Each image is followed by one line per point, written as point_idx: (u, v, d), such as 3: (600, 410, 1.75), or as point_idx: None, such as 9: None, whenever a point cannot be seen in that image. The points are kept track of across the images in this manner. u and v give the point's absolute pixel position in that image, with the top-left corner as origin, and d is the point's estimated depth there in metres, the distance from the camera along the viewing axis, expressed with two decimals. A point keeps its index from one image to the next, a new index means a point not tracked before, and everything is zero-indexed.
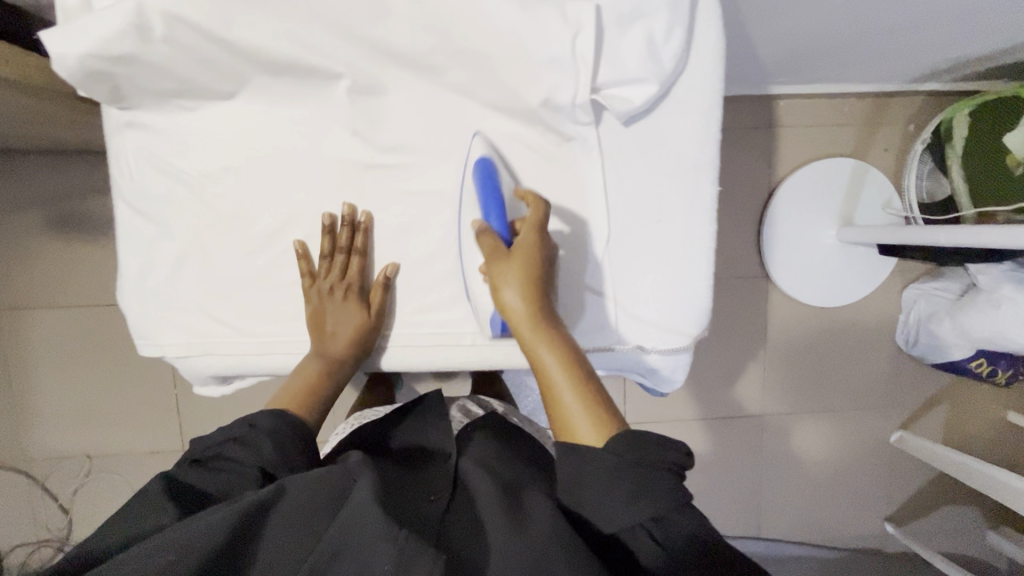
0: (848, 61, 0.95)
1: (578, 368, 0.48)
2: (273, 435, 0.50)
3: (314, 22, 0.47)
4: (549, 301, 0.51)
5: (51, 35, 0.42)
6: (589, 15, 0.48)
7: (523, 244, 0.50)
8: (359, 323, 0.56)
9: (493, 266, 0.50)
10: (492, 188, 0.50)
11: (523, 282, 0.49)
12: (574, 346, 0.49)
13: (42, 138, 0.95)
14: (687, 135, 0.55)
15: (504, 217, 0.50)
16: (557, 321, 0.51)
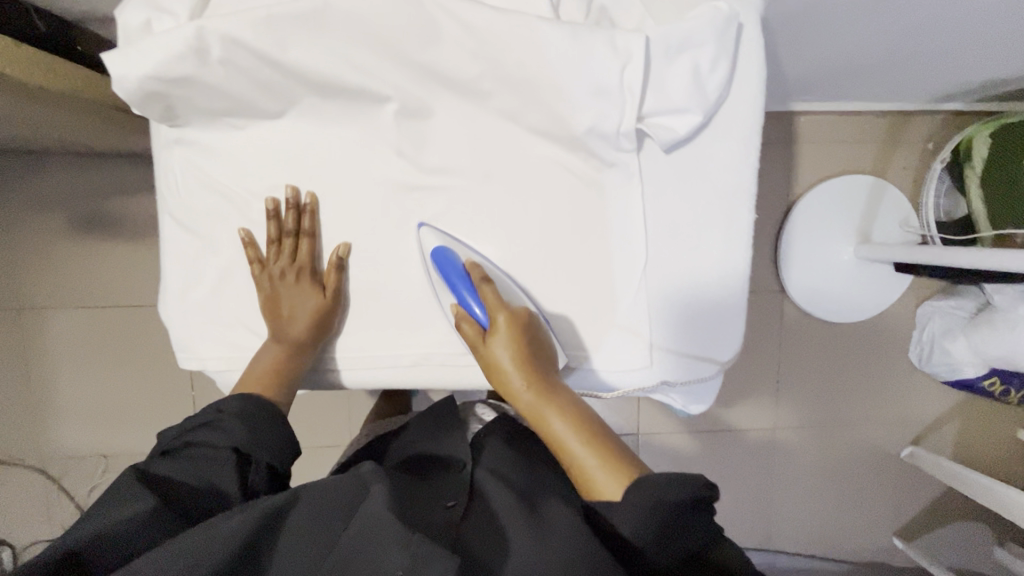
0: (871, 82, 0.96)
1: (584, 424, 0.48)
2: (243, 416, 0.50)
3: (365, 46, 0.48)
4: (543, 366, 0.52)
5: (113, 58, 0.44)
6: (639, 46, 0.49)
7: (499, 322, 0.51)
8: (315, 305, 0.55)
9: (483, 355, 0.52)
10: (462, 276, 0.53)
11: (508, 361, 0.51)
12: (577, 405, 0.50)
13: (70, 140, 0.95)
14: (727, 163, 0.56)
15: (480, 298, 0.52)
16: (556, 385, 0.52)
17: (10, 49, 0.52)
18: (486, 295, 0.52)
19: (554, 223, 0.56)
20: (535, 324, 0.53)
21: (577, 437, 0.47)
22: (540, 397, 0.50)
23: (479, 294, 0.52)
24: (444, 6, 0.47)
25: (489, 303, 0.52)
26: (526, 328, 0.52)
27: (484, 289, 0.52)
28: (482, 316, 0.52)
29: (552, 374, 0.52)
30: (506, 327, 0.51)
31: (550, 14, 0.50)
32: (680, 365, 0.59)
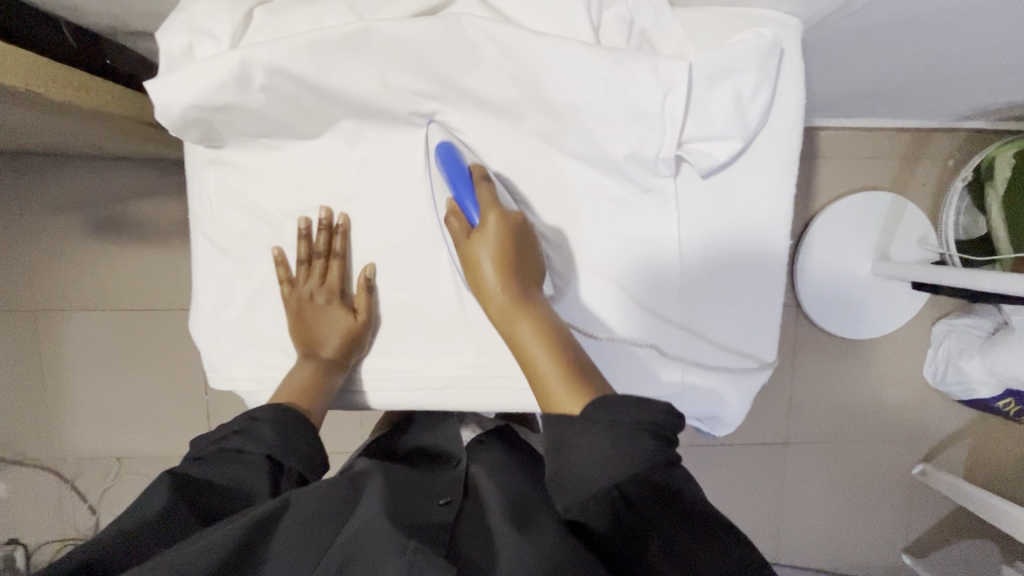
0: (896, 102, 0.95)
1: (553, 340, 0.45)
2: (273, 425, 0.50)
3: (406, 71, 0.48)
4: (528, 275, 0.49)
5: (159, 86, 0.45)
6: (682, 72, 0.48)
7: (488, 223, 0.48)
8: (347, 327, 0.55)
9: (466, 251, 0.49)
10: (459, 174, 0.49)
11: (493, 261, 0.48)
12: (553, 320, 0.47)
13: (91, 145, 0.95)
14: (764, 189, 0.55)
15: (474, 198, 0.49)
16: (537, 296, 0.49)
17: (47, 66, 0.52)
18: (482, 194, 0.49)
19: (591, 247, 0.55)
20: (527, 232, 0.50)
21: (543, 350, 0.45)
22: (515, 304, 0.47)
23: (472, 191, 0.49)
24: (484, 28, 0.46)
25: (483, 202, 0.49)
26: (517, 234, 0.49)
27: (481, 187, 0.49)
28: (473, 215, 0.49)
29: (535, 286, 0.49)
30: (494, 228, 0.48)
31: (591, 38, 0.49)
32: (709, 387, 0.59)
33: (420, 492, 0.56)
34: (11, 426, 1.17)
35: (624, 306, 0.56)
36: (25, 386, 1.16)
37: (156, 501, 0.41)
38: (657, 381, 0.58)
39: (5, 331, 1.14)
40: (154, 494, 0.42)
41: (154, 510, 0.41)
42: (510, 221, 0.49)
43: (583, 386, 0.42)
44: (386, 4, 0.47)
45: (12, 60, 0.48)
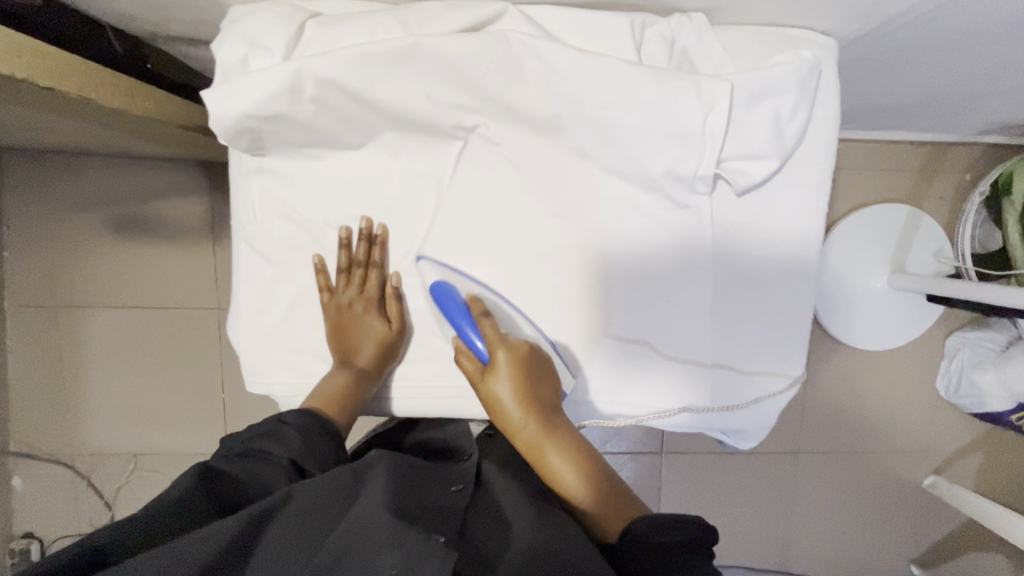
0: (919, 117, 0.96)
1: (582, 460, 0.51)
2: (301, 430, 0.51)
3: (451, 85, 0.48)
4: (545, 399, 0.52)
5: (213, 96, 0.46)
6: (724, 92, 0.49)
7: (499, 360, 0.51)
8: (381, 337, 0.57)
9: (483, 389, 0.53)
10: (461, 315, 0.52)
11: (511, 398, 0.51)
12: (573, 437, 0.52)
13: (118, 145, 0.96)
14: (796, 209, 0.56)
15: (479, 331, 0.52)
16: (555, 415, 0.53)
17: (96, 72, 0.53)
18: (486, 329, 0.52)
19: (626, 261, 0.55)
20: (534, 354, 0.53)
21: (578, 476, 0.50)
22: (540, 434, 0.51)
23: (477, 329, 0.52)
24: (530, 45, 0.47)
25: (490, 338, 0.52)
26: (526, 360, 0.52)
27: (483, 323, 0.52)
28: (482, 352, 0.52)
29: (553, 403, 0.53)
30: (507, 365, 0.51)
31: (634, 57, 0.50)
32: (737, 401, 0.59)
33: (431, 483, 0.53)
34: (31, 421, 1.18)
35: (657, 321, 0.57)
36: (45, 381, 1.17)
37: (175, 488, 0.43)
38: (661, 423, 0.59)
39: (26, 325, 1.15)
40: (175, 485, 0.43)
41: (171, 496, 0.42)
42: (518, 353, 0.52)
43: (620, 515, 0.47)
44: (435, 20, 0.48)
45: (65, 66, 0.49)
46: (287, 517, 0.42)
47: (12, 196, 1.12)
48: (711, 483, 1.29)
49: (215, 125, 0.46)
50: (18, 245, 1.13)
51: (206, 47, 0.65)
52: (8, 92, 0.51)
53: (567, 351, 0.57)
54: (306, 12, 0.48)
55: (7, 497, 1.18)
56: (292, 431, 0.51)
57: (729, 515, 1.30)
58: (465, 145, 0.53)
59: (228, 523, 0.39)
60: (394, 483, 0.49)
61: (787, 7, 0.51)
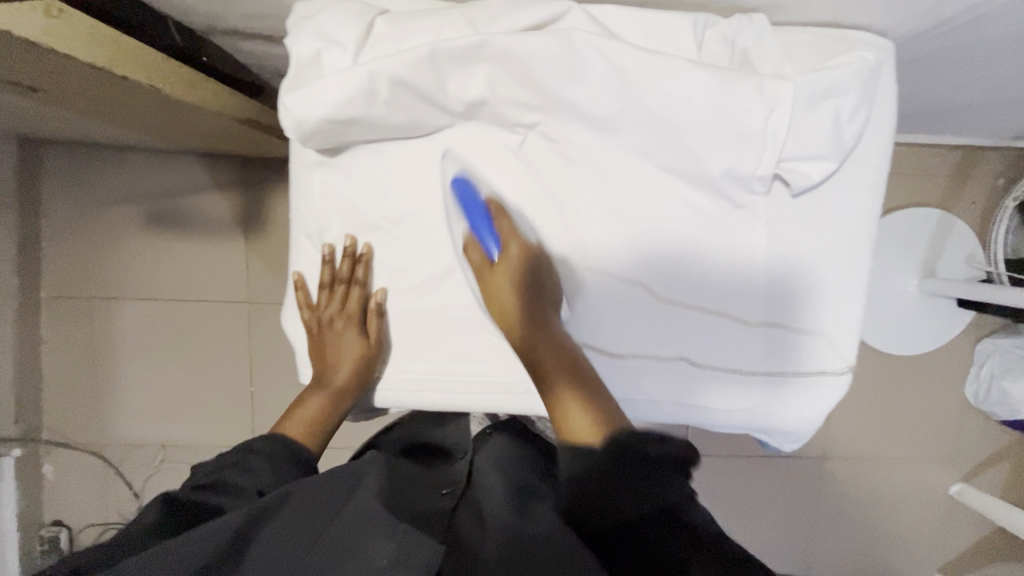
0: (957, 121, 0.96)
1: (569, 364, 0.50)
2: (270, 462, 0.54)
3: (514, 82, 0.49)
4: (546, 309, 0.54)
5: (292, 100, 0.47)
6: (788, 94, 0.49)
7: (510, 252, 0.53)
8: (360, 355, 0.58)
9: (487, 277, 0.54)
10: (478, 206, 0.54)
11: (514, 286, 0.53)
12: (571, 351, 0.52)
13: (158, 142, 0.97)
14: (850, 209, 0.56)
15: (495, 233, 0.54)
16: (556, 327, 0.53)
17: (164, 65, 0.54)
18: (502, 227, 0.54)
19: (681, 259, 0.56)
20: (544, 267, 0.55)
21: (561, 375, 0.49)
22: (534, 328, 0.52)
23: (492, 223, 0.54)
24: (595, 44, 0.47)
25: (504, 234, 0.54)
26: (535, 263, 0.54)
27: (500, 220, 0.54)
28: (493, 244, 0.54)
29: (553, 311, 0.54)
30: (516, 256, 0.53)
31: (696, 58, 0.50)
32: (786, 403, 0.59)
33: (423, 487, 0.58)
34: (63, 410, 1.19)
35: (709, 320, 0.57)
36: (79, 371, 1.19)
37: (149, 517, 0.44)
38: (713, 419, 0.59)
39: (60, 315, 1.17)
40: (148, 512, 0.45)
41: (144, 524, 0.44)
42: (528, 256, 0.54)
43: (602, 418, 0.45)
44: (500, 18, 0.48)
45: (138, 58, 0.50)
46: (276, 520, 0.44)
47: (51, 189, 1.14)
48: (735, 487, 1.29)
49: (288, 121, 0.48)
50: (56, 236, 1.15)
51: (259, 43, 0.66)
52: (81, 84, 0.53)
53: (614, 354, 0.57)
54: (375, 9, 0.49)
55: (37, 485, 1.19)
56: (266, 460, 0.54)
57: (754, 520, 1.29)
58: (523, 142, 0.54)
59: (225, 519, 0.42)
60: (385, 479, 0.54)
61: (847, 7, 0.51)
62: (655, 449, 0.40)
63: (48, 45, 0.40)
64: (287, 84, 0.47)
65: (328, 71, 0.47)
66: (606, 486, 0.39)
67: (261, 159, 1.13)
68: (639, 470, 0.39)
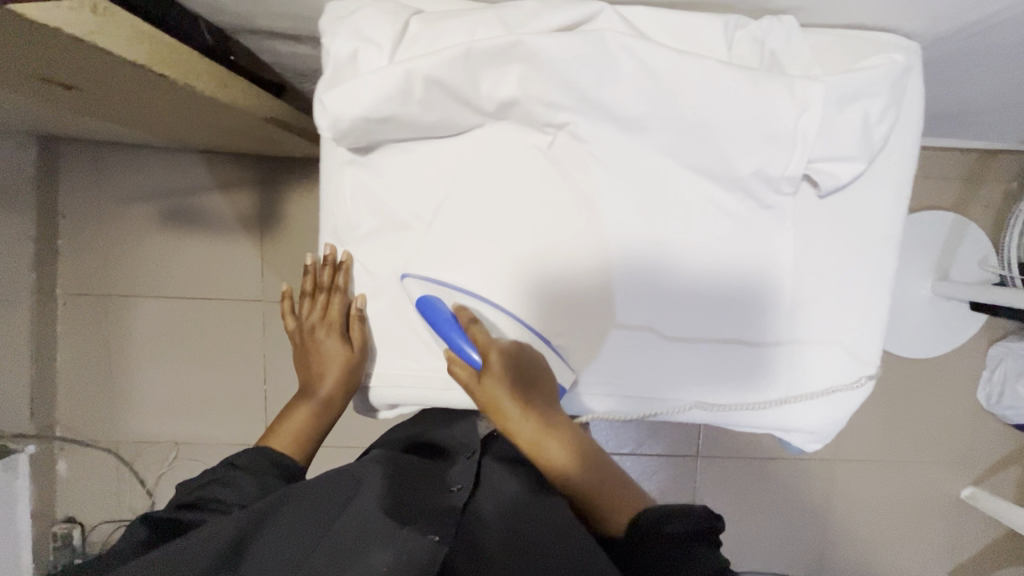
0: (973, 125, 0.96)
1: (581, 454, 0.53)
2: (253, 477, 0.56)
3: (547, 81, 0.49)
4: (540, 403, 0.53)
5: (330, 98, 0.47)
6: (819, 95, 0.49)
7: (493, 366, 0.51)
8: (342, 363, 0.59)
9: (478, 397, 0.53)
10: (450, 325, 0.52)
11: (508, 401, 0.52)
12: (576, 437, 0.54)
13: (177, 141, 0.98)
14: (878, 211, 0.56)
15: (471, 342, 0.52)
16: (554, 414, 0.54)
17: (198, 64, 0.55)
18: (476, 337, 0.52)
19: (710, 259, 0.56)
20: (527, 357, 0.53)
21: (577, 468, 0.53)
22: (537, 433, 0.53)
23: (467, 335, 0.52)
24: (627, 45, 0.48)
25: (482, 345, 0.52)
26: (519, 365, 0.52)
27: (474, 331, 0.52)
28: (475, 360, 0.52)
29: (548, 402, 0.54)
30: (500, 373, 0.51)
31: (726, 59, 0.51)
32: (810, 403, 0.59)
33: (430, 486, 0.56)
34: (78, 407, 1.20)
35: (737, 321, 0.57)
36: (94, 368, 1.19)
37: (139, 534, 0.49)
38: (739, 419, 0.59)
39: (76, 313, 1.18)
40: (137, 529, 0.49)
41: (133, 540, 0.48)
42: (510, 357, 0.52)
43: (624, 505, 0.50)
44: (534, 19, 0.49)
45: (174, 56, 0.50)
46: (266, 532, 0.46)
47: (69, 187, 1.15)
48: (746, 489, 1.29)
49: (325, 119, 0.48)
50: (73, 235, 1.16)
51: (286, 43, 0.67)
52: (117, 82, 0.53)
53: (636, 389, 0.58)
54: (410, 9, 0.50)
55: (52, 482, 1.20)
56: (254, 474, 0.57)
57: (765, 522, 1.29)
58: (553, 142, 0.54)
59: (213, 533, 0.45)
60: (383, 483, 0.53)
61: (876, 9, 0.51)
62: (670, 527, 0.45)
63: (93, 43, 0.41)
64: (325, 83, 0.48)
65: (365, 69, 0.48)
66: (638, 560, 0.45)
67: (277, 158, 1.13)
68: (659, 545, 0.44)
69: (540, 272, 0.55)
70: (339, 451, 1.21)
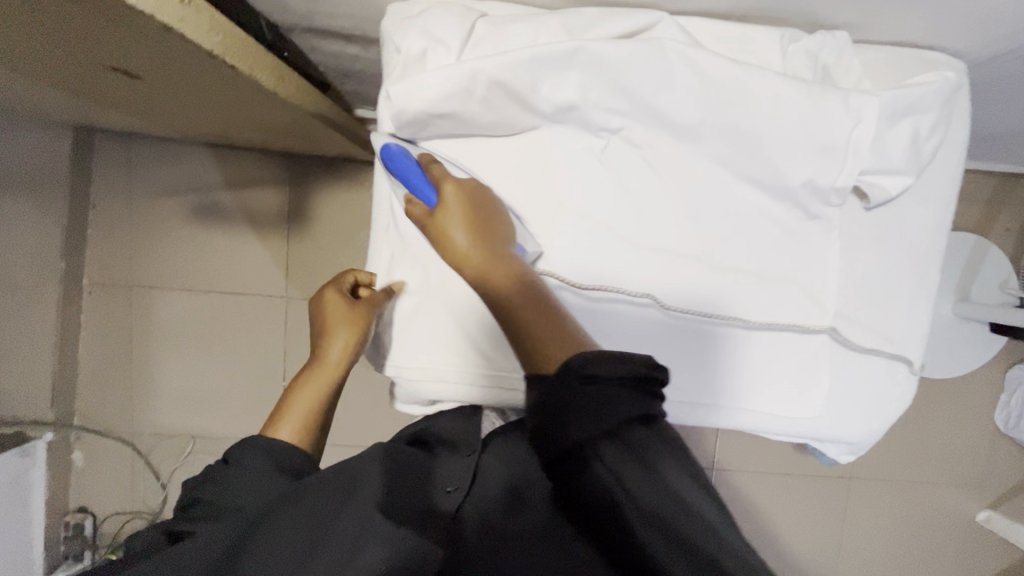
0: (999, 150, 0.97)
1: (531, 294, 0.46)
2: (249, 471, 0.49)
3: (606, 86, 0.50)
4: (496, 237, 0.49)
5: (397, 90, 0.49)
6: (872, 109, 0.50)
7: (445, 196, 0.49)
8: (357, 327, 0.58)
9: (430, 234, 0.49)
10: (410, 165, 0.50)
11: (459, 229, 0.48)
12: (532, 281, 0.47)
13: (213, 136, 0.99)
14: (921, 227, 0.58)
15: (429, 181, 0.50)
16: (511, 254, 0.48)
17: (262, 58, 0.56)
18: (434, 173, 0.50)
19: (756, 266, 0.56)
20: (486, 199, 0.50)
21: (520, 304, 0.45)
22: (491, 263, 0.47)
23: (424, 175, 0.50)
24: (684, 54, 0.49)
25: (437, 180, 0.50)
26: (476, 203, 0.50)
27: (431, 167, 0.50)
28: (430, 195, 0.50)
29: (506, 242, 0.49)
30: (453, 201, 0.49)
31: (782, 70, 0.52)
32: (847, 413, 0.59)
33: (421, 479, 0.48)
34: (96, 395, 1.20)
35: (785, 330, 0.57)
36: (115, 359, 1.20)
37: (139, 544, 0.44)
38: (778, 429, 0.59)
39: (101, 302, 1.19)
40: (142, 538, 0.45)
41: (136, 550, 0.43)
42: (465, 190, 0.50)
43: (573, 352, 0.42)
44: (594, 26, 0.50)
45: (243, 47, 0.52)
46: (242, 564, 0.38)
47: (102, 177, 1.16)
48: (762, 505, 1.28)
49: (392, 113, 0.50)
50: (103, 225, 1.17)
51: (337, 43, 0.69)
52: (184, 73, 0.55)
53: (609, 279, 0.55)
54: (474, 14, 0.52)
55: (66, 472, 1.20)
56: (255, 465, 0.49)
57: (780, 540, 1.28)
58: (606, 146, 0.55)
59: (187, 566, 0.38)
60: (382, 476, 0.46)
61: (924, 28, 0.53)
62: (603, 370, 0.38)
63: (180, 33, 0.42)
64: (393, 78, 0.51)
65: (432, 66, 0.50)
66: (572, 416, 0.38)
67: (307, 156, 1.14)
68: (584, 394, 0.38)
69: (593, 273, 0.55)
70: (354, 450, 1.20)
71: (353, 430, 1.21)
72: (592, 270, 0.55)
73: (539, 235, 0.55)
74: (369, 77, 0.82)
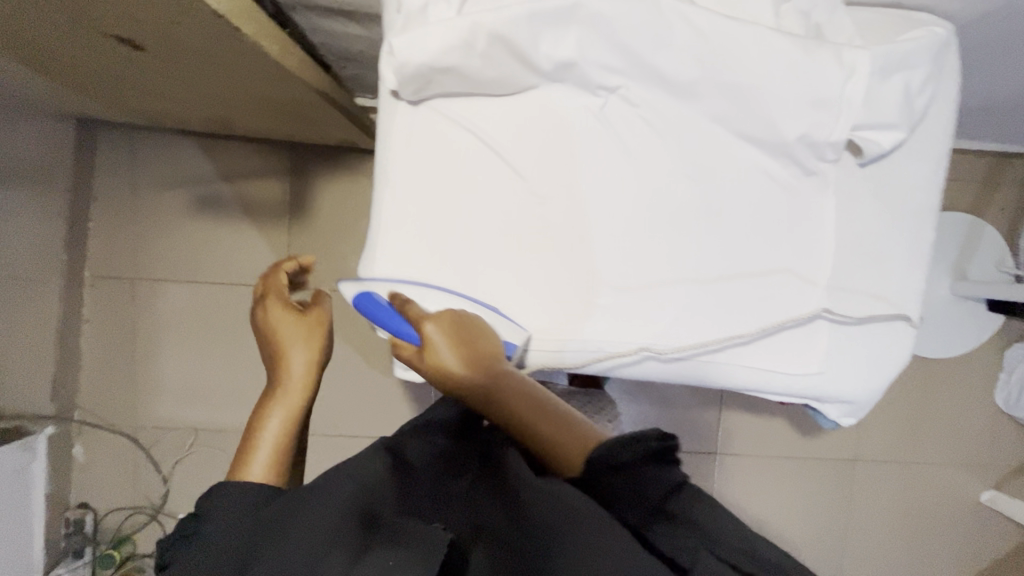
0: (990, 127, 0.99)
1: (532, 403, 0.49)
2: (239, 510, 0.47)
3: (602, 40, 0.51)
4: (485, 359, 0.49)
5: (399, 44, 0.50)
6: (864, 60, 0.51)
7: (429, 336, 0.49)
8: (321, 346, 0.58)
9: (429, 373, 0.49)
10: (384, 309, 0.53)
11: (453, 358, 0.48)
12: (526, 385, 0.50)
13: (215, 123, 1.00)
14: (915, 181, 0.59)
15: (408, 317, 0.51)
16: (501, 369, 0.50)
17: (266, 25, 0.58)
18: (409, 311, 0.51)
19: (755, 221, 0.57)
20: (464, 317, 0.51)
21: (529, 416, 0.49)
22: (490, 390, 0.49)
23: (400, 315, 0.51)
24: (679, 10, 0.50)
25: (416, 321, 0.50)
26: (458, 327, 0.50)
27: (406, 306, 0.51)
28: (412, 334, 0.51)
29: (496, 359, 0.50)
30: (439, 339, 0.48)
31: (775, 27, 0.53)
32: (849, 369, 0.60)
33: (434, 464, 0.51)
34: (97, 389, 1.20)
35: (785, 280, 0.57)
36: (116, 352, 1.20)
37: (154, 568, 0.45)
38: (780, 386, 0.59)
39: (103, 294, 1.19)
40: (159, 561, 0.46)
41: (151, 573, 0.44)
42: (443, 319, 0.50)
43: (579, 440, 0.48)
44: None
45: (248, 12, 0.54)
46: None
47: (104, 171, 1.17)
48: (766, 489, 1.28)
49: (397, 70, 0.52)
50: (105, 219, 1.18)
51: (338, 21, 0.70)
52: (191, 42, 0.57)
53: (611, 236, 0.56)
54: None
55: (68, 467, 1.19)
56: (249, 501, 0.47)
57: (788, 524, 1.27)
58: (605, 105, 0.56)
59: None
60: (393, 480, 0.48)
61: None
62: (621, 452, 0.44)
63: None
64: (396, 33, 0.52)
65: (433, 21, 0.51)
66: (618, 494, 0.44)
67: (308, 147, 1.16)
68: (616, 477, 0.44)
69: (596, 229, 0.56)
70: (357, 440, 1.20)
71: (356, 420, 1.20)
72: (594, 226, 0.56)
73: (542, 193, 0.56)
74: (369, 59, 0.84)
